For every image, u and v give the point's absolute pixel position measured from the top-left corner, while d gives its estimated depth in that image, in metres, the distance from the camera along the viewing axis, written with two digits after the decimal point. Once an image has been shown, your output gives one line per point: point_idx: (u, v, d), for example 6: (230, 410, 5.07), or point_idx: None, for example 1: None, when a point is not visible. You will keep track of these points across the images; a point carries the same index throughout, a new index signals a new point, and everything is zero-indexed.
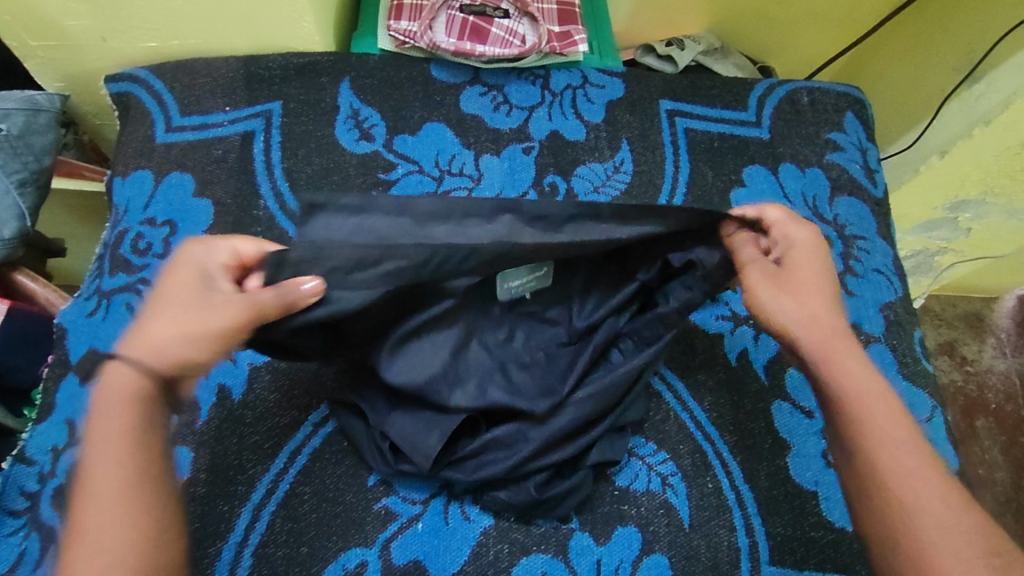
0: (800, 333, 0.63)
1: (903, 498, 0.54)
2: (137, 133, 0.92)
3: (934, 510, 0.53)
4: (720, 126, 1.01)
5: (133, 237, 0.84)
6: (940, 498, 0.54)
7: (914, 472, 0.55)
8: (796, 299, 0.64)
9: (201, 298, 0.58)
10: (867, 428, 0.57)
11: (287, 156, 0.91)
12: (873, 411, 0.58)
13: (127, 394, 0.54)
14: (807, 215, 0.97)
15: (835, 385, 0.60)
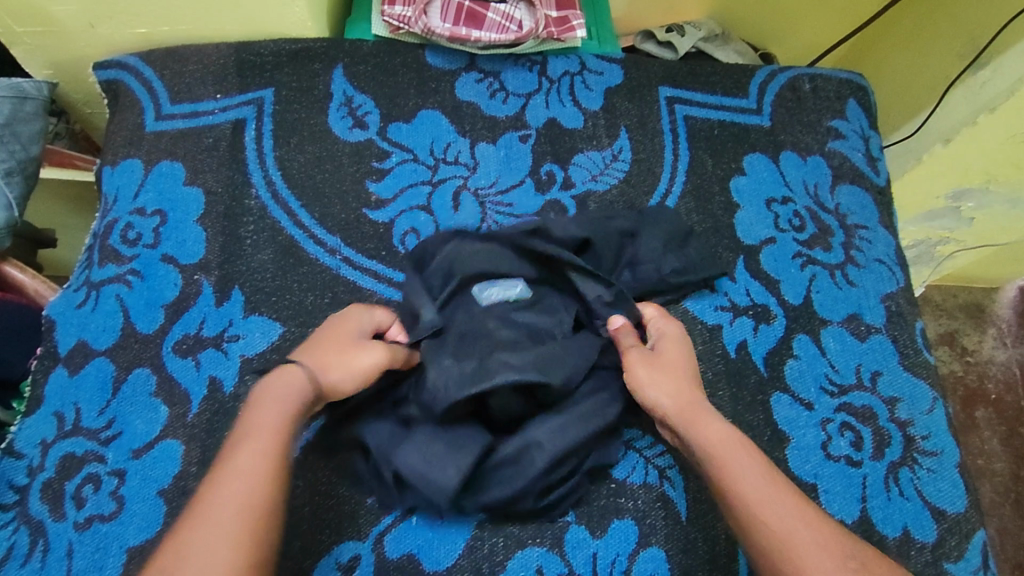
0: (666, 401, 0.68)
1: (779, 533, 0.57)
2: (127, 121, 0.90)
3: (807, 539, 0.56)
4: (720, 113, 0.99)
5: (123, 227, 0.83)
6: (799, 518, 0.58)
7: (778, 505, 0.58)
8: (660, 372, 0.69)
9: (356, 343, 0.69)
10: (732, 475, 0.61)
11: (280, 144, 0.90)
12: (735, 459, 0.62)
13: (280, 398, 0.61)
14: (809, 204, 0.96)
15: (692, 437, 0.65)
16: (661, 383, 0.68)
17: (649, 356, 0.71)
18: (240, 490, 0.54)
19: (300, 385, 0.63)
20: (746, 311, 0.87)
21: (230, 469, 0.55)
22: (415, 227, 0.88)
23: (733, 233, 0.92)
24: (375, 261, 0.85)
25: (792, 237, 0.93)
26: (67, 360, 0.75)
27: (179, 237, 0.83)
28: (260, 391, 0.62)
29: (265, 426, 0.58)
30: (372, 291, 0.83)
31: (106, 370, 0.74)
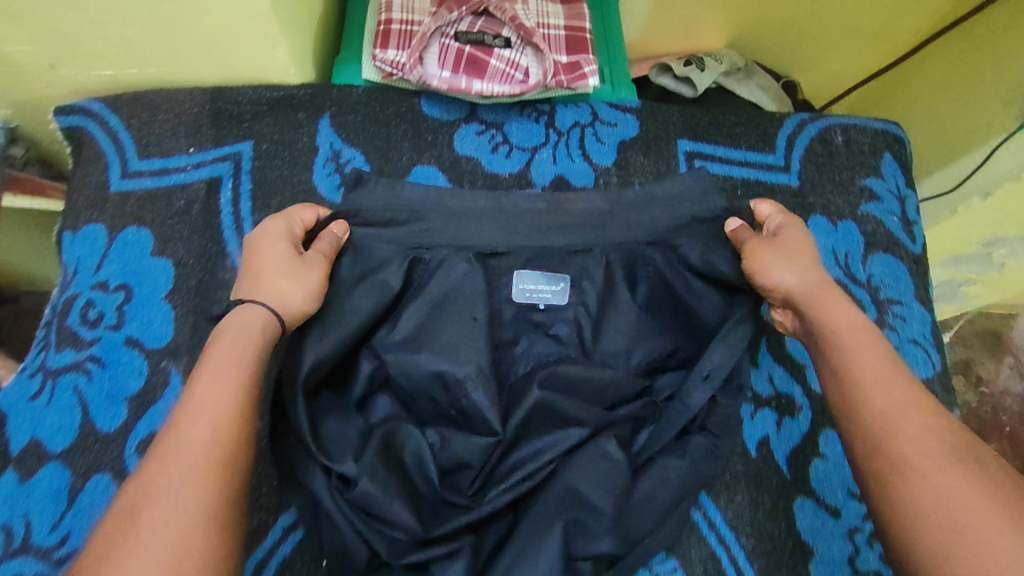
0: (795, 285, 0.65)
1: (881, 416, 0.55)
2: (90, 178, 0.81)
3: (915, 425, 0.54)
4: (744, 170, 0.90)
5: (83, 304, 0.75)
6: (913, 404, 0.55)
7: (895, 389, 0.56)
8: (804, 264, 0.66)
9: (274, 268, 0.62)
10: (851, 354, 0.59)
11: (259, 206, 0.81)
12: (860, 346, 0.60)
13: (233, 349, 0.56)
14: (838, 277, 0.88)
15: (828, 320, 0.62)
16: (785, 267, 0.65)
17: (770, 252, 0.66)
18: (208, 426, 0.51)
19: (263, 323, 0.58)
20: (769, 402, 0.81)
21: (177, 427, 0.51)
22: None
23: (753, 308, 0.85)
24: None
25: None
26: (18, 462, 0.68)
27: (145, 317, 0.76)
28: (217, 338, 0.56)
29: (217, 385, 0.53)
30: None
31: (60, 477, 0.67)
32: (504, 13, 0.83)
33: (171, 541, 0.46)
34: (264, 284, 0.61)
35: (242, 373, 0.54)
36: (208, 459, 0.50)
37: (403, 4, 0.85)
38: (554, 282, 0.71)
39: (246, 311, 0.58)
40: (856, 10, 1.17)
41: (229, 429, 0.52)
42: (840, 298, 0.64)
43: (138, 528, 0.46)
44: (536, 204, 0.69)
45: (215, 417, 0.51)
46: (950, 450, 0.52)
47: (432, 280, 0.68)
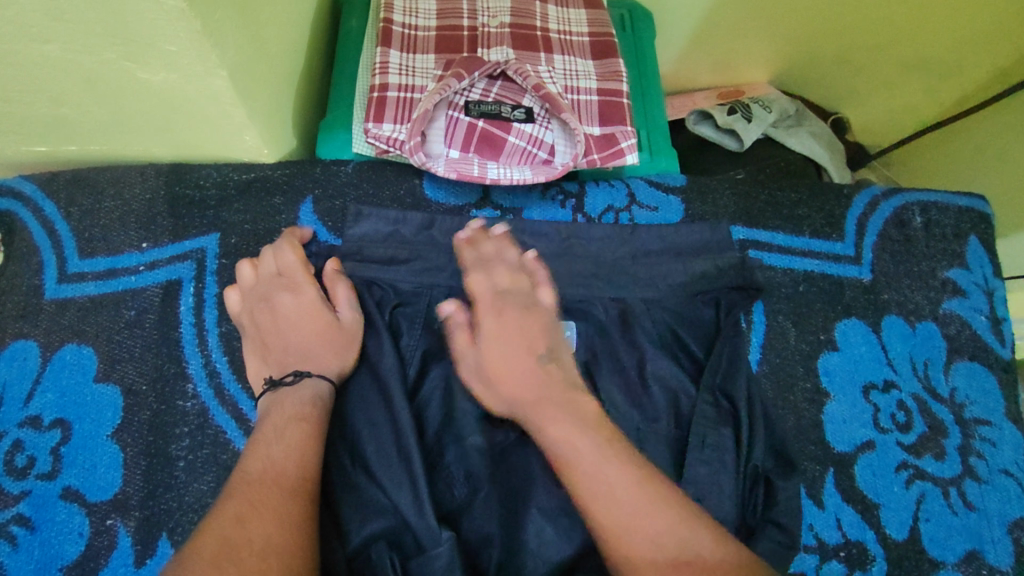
0: (495, 379, 0.61)
1: (609, 512, 0.50)
2: (20, 281, 0.67)
3: (635, 534, 0.49)
4: (808, 261, 0.77)
5: (9, 447, 0.62)
6: (623, 506, 0.50)
7: (604, 488, 0.51)
8: (500, 355, 0.61)
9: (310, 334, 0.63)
10: (554, 450, 0.54)
11: (226, 315, 0.68)
12: (580, 445, 0.54)
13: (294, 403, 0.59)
14: (916, 391, 0.74)
15: (546, 422, 0.56)
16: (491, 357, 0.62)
17: (494, 340, 0.62)
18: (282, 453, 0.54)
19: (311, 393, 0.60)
20: (840, 553, 0.67)
21: (265, 450, 0.55)
22: None
23: (820, 434, 0.71)
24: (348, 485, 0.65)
25: (896, 439, 0.72)
26: None
27: (87, 462, 0.62)
28: (285, 393, 0.60)
29: (294, 417, 0.58)
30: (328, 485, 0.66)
31: None
32: (527, 81, 0.69)
33: (281, 538, 0.48)
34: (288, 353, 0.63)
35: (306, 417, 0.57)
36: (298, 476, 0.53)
37: (402, 66, 0.71)
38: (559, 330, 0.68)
39: (300, 385, 0.60)
40: (926, 46, 1.02)
41: (315, 446, 0.56)
42: (559, 395, 0.58)
43: (247, 530, 0.48)
44: (550, 241, 0.71)
45: (298, 440, 0.55)
46: (668, 566, 0.47)
47: (440, 324, 0.68)
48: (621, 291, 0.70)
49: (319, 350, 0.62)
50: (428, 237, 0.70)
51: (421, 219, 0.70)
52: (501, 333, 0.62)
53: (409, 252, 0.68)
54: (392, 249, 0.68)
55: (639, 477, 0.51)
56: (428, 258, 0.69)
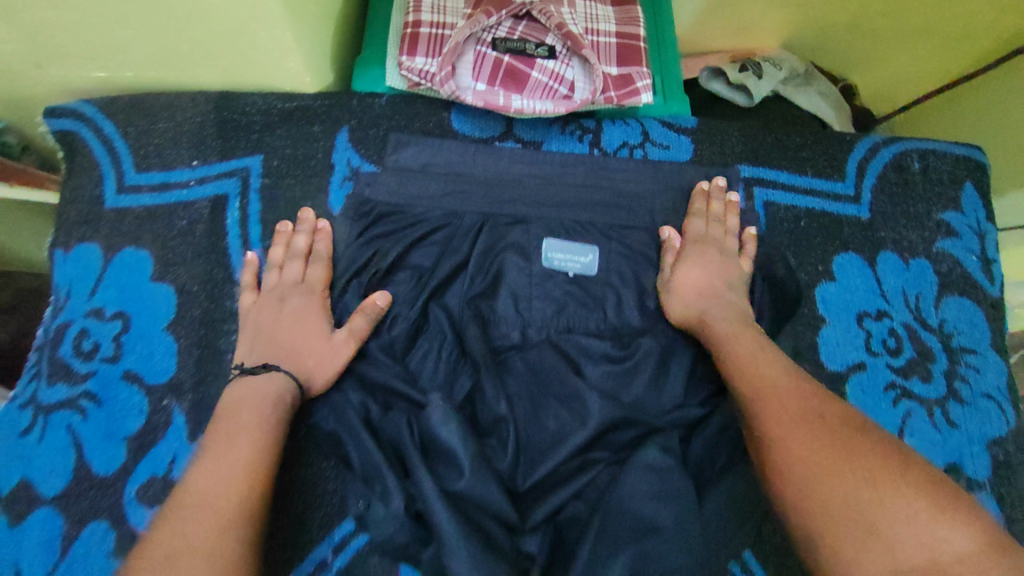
0: (688, 299, 0.72)
1: (753, 382, 0.61)
2: (82, 191, 0.74)
3: (775, 391, 0.59)
4: (809, 199, 0.82)
5: (76, 334, 0.68)
6: (768, 378, 0.61)
7: (762, 369, 0.62)
8: (699, 300, 0.71)
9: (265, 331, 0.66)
10: (722, 343, 0.67)
11: (269, 232, 0.73)
12: (740, 343, 0.66)
13: (256, 394, 0.60)
14: (907, 320, 0.79)
15: (715, 327, 0.69)
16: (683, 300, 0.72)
17: (691, 269, 0.74)
18: (225, 472, 0.53)
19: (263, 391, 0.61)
20: None
21: (210, 464, 0.54)
22: None
23: (815, 355, 0.77)
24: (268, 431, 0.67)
25: (885, 362, 0.78)
26: (7, 504, 0.64)
27: (145, 350, 0.68)
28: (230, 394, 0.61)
29: (248, 427, 0.57)
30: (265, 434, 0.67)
31: (53, 525, 0.63)
32: (550, 20, 0.75)
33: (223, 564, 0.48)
34: (324, 336, 0.66)
35: (262, 422, 0.58)
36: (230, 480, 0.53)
37: (434, 5, 0.77)
38: (583, 253, 0.76)
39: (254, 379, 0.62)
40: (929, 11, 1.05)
41: (261, 460, 0.55)
42: (722, 311, 0.70)
43: (186, 537, 0.49)
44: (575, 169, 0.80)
45: (239, 446, 0.56)
46: (802, 411, 0.56)
47: (463, 244, 0.75)
48: (639, 222, 0.79)
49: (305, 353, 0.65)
50: (464, 161, 0.78)
51: (454, 152, 0.78)
52: (705, 264, 0.74)
53: (447, 179, 0.76)
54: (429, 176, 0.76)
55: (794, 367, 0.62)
56: (462, 182, 0.77)
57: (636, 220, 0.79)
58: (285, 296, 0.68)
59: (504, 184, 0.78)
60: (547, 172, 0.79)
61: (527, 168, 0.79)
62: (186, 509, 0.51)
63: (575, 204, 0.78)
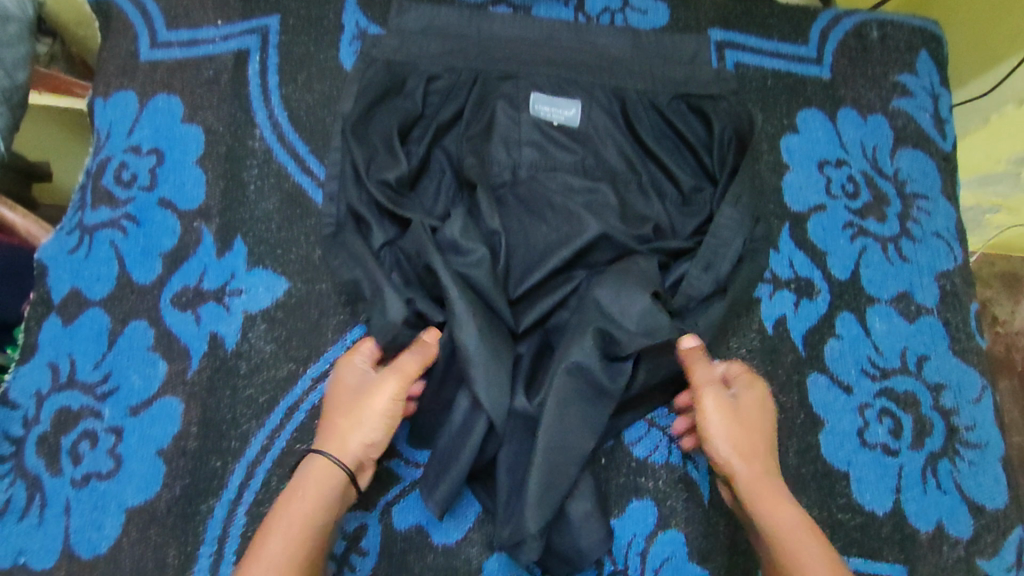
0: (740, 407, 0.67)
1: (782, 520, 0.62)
2: (117, 46, 0.82)
3: (811, 557, 0.60)
4: (775, 61, 0.90)
5: (116, 166, 0.77)
6: (806, 535, 0.61)
7: (808, 540, 0.61)
8: (735, 429, 0.65)
9: (328, 412, 0.66)
10: (761, 484, 0.64)
11: (286, 81, 0.81)
12: (789, 523, 0.62)
13: (312, 480, 0.61)
14: (864, 169, 0.87)
15: (761, 475, 0.64)
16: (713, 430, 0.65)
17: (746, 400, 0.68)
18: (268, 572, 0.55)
19: (319, 479, 0.61)
20: (789, 284, 0.82)
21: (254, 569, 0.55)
22: (248, 287, 0.74)
23: (780, 196, 0.85)
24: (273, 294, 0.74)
25: (844, 204, 0.85)
26: (60, 309, 0.73)
27: (177, 180, 0.77)
28: (296, 480, 0.62)
29: (301, 515, 0.59)
30: (266, 299, 0.74)
31: (101, 321, 0.72)
32: None
33: None
34: (354, 419, 0.63)
35: (308, 526, 0.59)
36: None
37: None
38: (567, 107, 0.82)
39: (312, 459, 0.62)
40: None
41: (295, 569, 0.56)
42: (761, 453, 0.65)
43: None
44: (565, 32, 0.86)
45: (286, 547, 0.57)
46: None
47: (460, 94, 0.82)
48: (616, 83, 0.84)
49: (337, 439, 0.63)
50: (461, 21, 0.84)
51: (452, 13, 0.84)
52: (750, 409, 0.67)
53: (446, 35, 0.83)
54: (430, 32, 0.83)
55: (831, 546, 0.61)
56: (459, 37, 0.84)
57: (620, 75, 0.85)
58: (347, 383, 0.67)
59: (499, 40, 0.85)
60: (538, 31, 0.86)
61: (519, 28, 0.86)
62: None
63: (563, 58, 0.85)
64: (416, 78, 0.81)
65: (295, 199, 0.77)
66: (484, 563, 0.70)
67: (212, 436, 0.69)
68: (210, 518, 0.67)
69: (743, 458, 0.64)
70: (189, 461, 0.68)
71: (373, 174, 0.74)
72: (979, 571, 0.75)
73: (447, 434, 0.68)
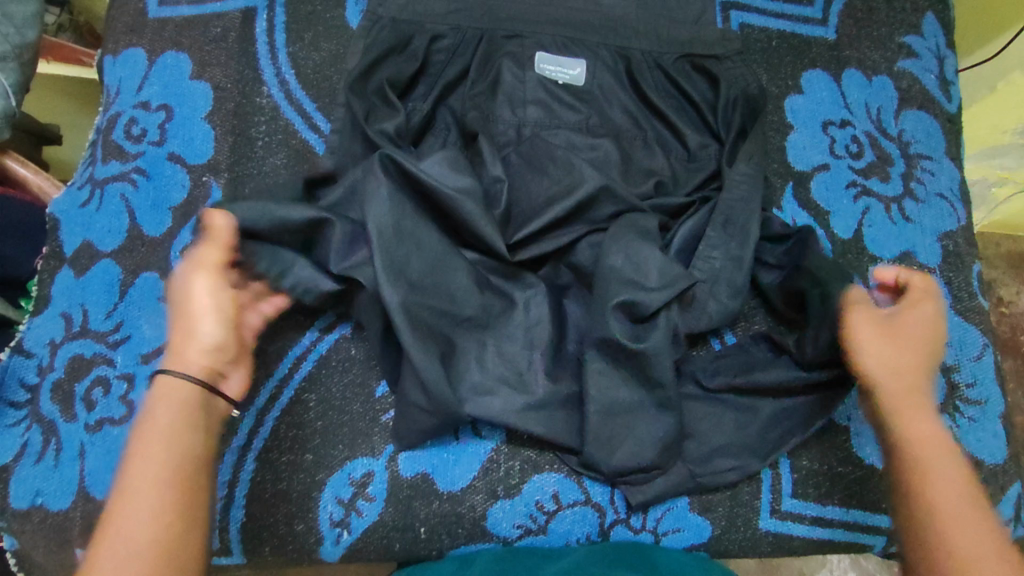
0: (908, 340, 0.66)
1: (918, 437, 0.61)
2: (127, 5, 0.83)
3: (944, 484, 0.58)
4: (781, 22, 0.90)
5: (126, 121, 0.78)
6: (950, 468, 0.59)
7: (944, 465, 0.59)
8: (892, 343, 0.65)
9: (179, 322, 0.61)
10: (910, 411, 0.62)
11: (293, 39, 0.82)
12: (933, 453, 0.60)
13: (172, 396, 0.57)
14: (869, 129, 0.87)
15: (913, 413, 0.62)
16: (868, 340, 0.65)
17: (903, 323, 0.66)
18: (146, 498, 0.51)
19: (181, 397, 0.57)
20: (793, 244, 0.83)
21: (129, 501, 0.51)
22: None
23: (784, 156, 0.85)
24: None
25: (848, 164, 0.86)
26: (72, 261, 0.75)
27: (186, 135, 0.78)
28: (145, 409, 0.57)
29: (161, 431, 0.55)
30: None
31: (113, 273, 0.74)
32: None
33: None
34: (191, 331, 0.60)
35: (180, 442, 0.55)
36: (157, 492, 0.52)
37: None
38: (572, 66, 0.83)
39: (162, 379, 0.58)
40: None
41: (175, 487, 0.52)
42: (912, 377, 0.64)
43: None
44: None
45: (159, 470, 0.53)
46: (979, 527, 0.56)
47: (466, 52, 0.82)
48: (621, 42, 0.85)
49: (197, 356, 0.59)
50: None
51: None
52: (899, 338, 0.66)
53: None
54: None
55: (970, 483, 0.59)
56: None
57: (625, 34, 0.85)
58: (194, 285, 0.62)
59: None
60: None
61: None
62: (113, 544, 0.49)
63: (569, 17, 0.85)
64: (422, 36, 0.81)
65: (303, 155, 0.78)
66: (490, 511, 0.71)
67: None
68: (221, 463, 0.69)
69: (899, 378, 0.64)
70: None
71: (372, 124, 0.75)
72: None
73: (452, 381, 0.69)
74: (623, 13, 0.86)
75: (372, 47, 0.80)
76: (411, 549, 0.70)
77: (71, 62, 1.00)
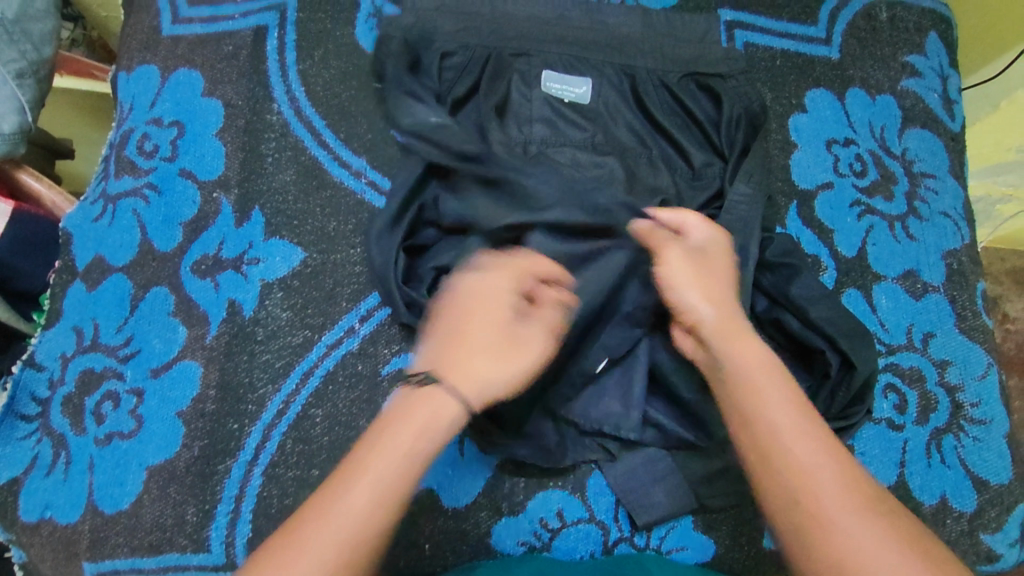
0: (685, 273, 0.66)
1: (741, 369, 0.61)
2: (141, 23, 0.84)
3: (778, 421, 0.57)
4: (784, 42, 0.91)
5: (139, 137, 0.79)
6: (784, 400, 0.58)
7: (776, 398, 0.58)
8: (701, 272, 0.66)
9: (499, 349, 0.58)
10: (739, 357, 0.61)
11: (303, 57, 0.83)
12: (765, 386, 0.59)
13: (425, 409, 0.55)
14: (872, 148, 0.88)
15: (735, 359, 0.61)
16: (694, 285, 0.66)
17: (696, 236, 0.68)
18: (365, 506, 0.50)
19: (447, 415, 0.55)
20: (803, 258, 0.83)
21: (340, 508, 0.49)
22: (263, 256, 0.76)
23: (787, 175, 0.86)
24: (292, 264, 0.76)
25: (851, 182, 0.86)
26: (84, 276, 0.76)
27: (197, 152, 0.79)
28: (404, 407, 0.55)
29: (405, 454, 0.52)
30: (281, 270, 0.75)
31: (124, 287, 0.75)
32: None
33: None
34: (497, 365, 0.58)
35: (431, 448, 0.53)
36: (380, 513, 0.50)
37: None
38: (578, 84, 0.84)
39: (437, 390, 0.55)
40: None
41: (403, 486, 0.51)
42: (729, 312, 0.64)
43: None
44: (575, 13, 0.87)
45: (388, 476, 0.51)
46: (816, 454, 0.54)
47: (473, 70, 0.83)
48: (627, 61, 0.86)
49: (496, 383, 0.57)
50: None
51: None
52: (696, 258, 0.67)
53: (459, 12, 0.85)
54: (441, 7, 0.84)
55: (798, 404, 0.58)
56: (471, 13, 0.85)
57: (630, 51, 0.86)
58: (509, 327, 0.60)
59: (512, 18, 0.85)
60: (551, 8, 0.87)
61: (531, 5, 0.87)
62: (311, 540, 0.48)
63: (575, 35, 0.86)
64: (430, 54, 0.82)
65: (313, 171, 0.79)
66: (494, 527, 0.71)
67: (230, 399, 0.71)
68: (228, 477, 0.69)
69: (717, 317, 0.64)
70: (207, 422, 0.70)
71: None
72: (982, 545, 0.76)
73: None
74: (628, 33, 0.87)
75: (380, 65, 0.81)
76: (417, 566, 0.70)
77: (83, 77, 1.01)
